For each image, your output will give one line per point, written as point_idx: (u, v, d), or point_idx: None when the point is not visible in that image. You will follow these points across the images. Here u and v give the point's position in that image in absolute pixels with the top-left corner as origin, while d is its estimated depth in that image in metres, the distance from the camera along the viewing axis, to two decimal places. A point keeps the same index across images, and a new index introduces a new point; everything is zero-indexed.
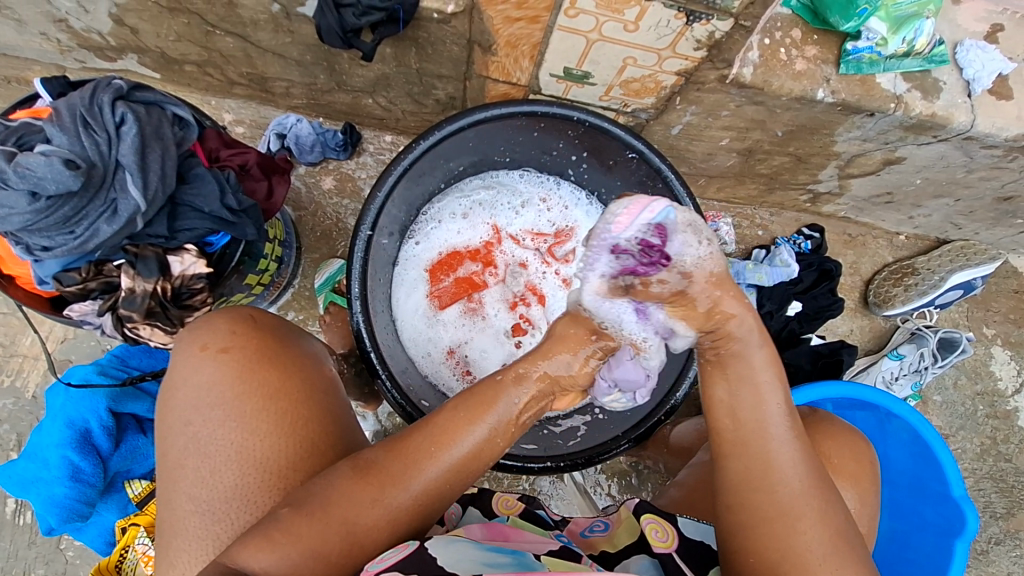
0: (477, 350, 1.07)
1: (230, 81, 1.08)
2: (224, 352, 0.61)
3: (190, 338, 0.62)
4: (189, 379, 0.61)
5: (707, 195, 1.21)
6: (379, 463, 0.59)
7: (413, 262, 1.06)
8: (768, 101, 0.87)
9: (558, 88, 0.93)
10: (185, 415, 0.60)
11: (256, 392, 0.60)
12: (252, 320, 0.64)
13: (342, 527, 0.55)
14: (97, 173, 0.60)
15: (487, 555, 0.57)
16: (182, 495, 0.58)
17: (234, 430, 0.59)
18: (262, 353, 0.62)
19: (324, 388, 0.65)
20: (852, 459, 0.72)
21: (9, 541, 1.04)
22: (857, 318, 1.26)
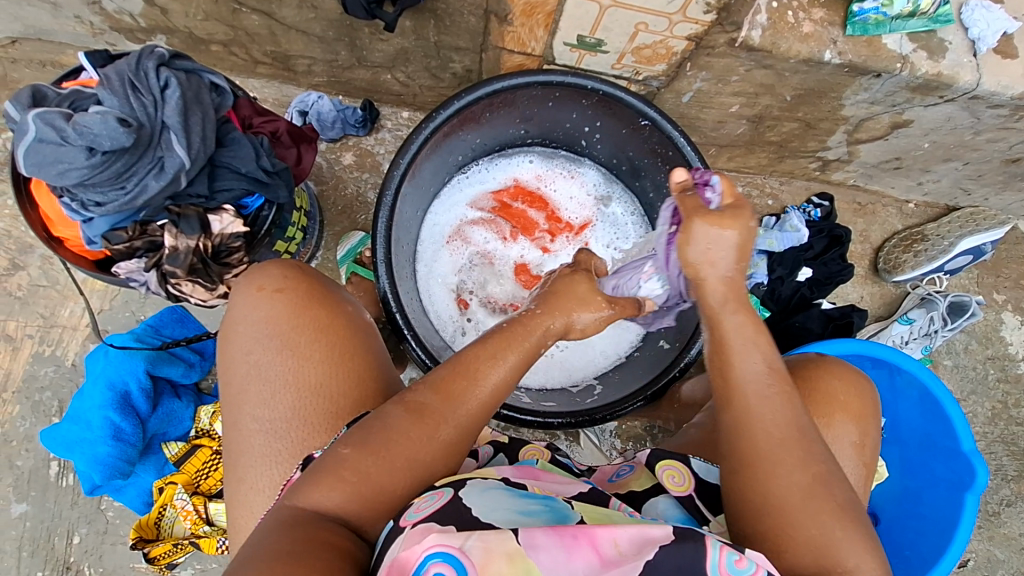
0: (468, 275, 1.14)
1: (254, 61, 1.12)
2: (279, 292, 0.66)
3: (246, 281, 0.67)
4: (248, 316, 0.65)
5: (718, 165, 1.24)
6: (431, 405, 0.60)
7: (501, 176, 1.16)
8: (776, 64, 0.89)
9: (571, 57, 0.96)
10: (247, 345, 0.64)
11: (310, 326, 0.65)
12: (301, 269, 0.69)
13: (406, 464, 0.57)
14: (145, 133, 0.64)
15: (518, 501, 0.57)
16: (246, 416, 0.62)
17: (289, 357, 0.63)
18: (312, 295, 0.67)
19: (365, 326, 0.68)
20: (844, 391, 0.73)
21: (53, 502, 1.09)
22: (867, 285, 1.28)
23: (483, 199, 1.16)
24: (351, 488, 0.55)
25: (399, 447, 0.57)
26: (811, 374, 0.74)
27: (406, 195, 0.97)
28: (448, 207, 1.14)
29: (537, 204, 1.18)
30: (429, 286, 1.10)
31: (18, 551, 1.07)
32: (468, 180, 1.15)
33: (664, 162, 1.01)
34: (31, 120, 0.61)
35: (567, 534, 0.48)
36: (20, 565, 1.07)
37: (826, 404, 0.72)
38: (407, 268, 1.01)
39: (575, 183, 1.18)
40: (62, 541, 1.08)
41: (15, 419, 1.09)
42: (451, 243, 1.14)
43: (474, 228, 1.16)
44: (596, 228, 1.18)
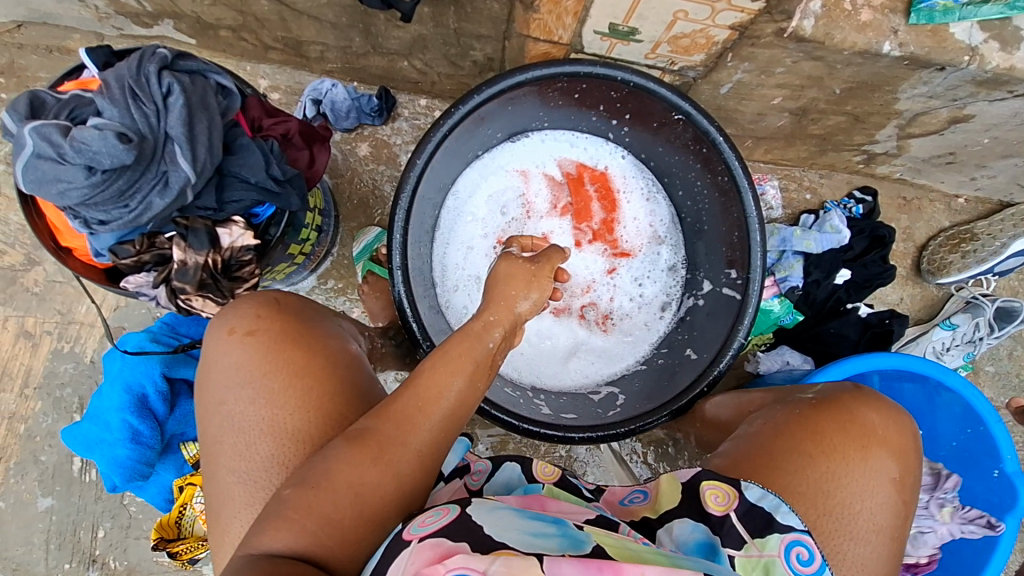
0: (507, 217, 1.08)
1: (264, 46, 1.06)
2: (250, 335, 0.62)
3: (217, 324, 0.64)
4: (220, 362, 0.62)
5: (754, 157, 1.17)
6: (372, 430, 0.59)
7: (596, 159, 1.08)
8: (828, 56, 0.81)
9: (601, 46, 0.88)
10: (219, 395, 0.61)
11: (284, 370, 0.62)
12: (276, 303, 0.67)
13: (350, 491, 0.57)
14: (148, 146, 0.60)
15: (529, 523, 0.56)
16: (222, 469, 0.59)
17: (264, 405, 0.60)
18: (286, 333, 0.64)
19: (346, 363, 0.66)
20: (854, 430, 0.68)
21: (78, 497, 1.10)
22: (908, 286, 1.22)
23: (567, 166, 1.08)
24: (298, 525, 0.54)
25: (341, 473, 0.57)
26: (821, 416, 0.70)
27: (451, 144, 0.91)
28: (514, 155, 1.07)
29: (602, 199, 1.09)
30: (450, 225, 1.05)
31: (46, 544, 1.10)
32: (557, 140, 1.07)
33: (697, 161, 0.95)
34: (29, 134, 0.57)
35: (592, 566, 0.48)
36: (48, 557, 1.10)
37: (841, 434, 0.67)
38: (422, 222, 0.95)
39: (647, 206, 1.09)
40: (87, 534, 1.10)
41: (38, 415, 1.10)
42: (508, 173, 1.08)
43: (538, 178, 1.09)
44: (632, 261, 1.10)
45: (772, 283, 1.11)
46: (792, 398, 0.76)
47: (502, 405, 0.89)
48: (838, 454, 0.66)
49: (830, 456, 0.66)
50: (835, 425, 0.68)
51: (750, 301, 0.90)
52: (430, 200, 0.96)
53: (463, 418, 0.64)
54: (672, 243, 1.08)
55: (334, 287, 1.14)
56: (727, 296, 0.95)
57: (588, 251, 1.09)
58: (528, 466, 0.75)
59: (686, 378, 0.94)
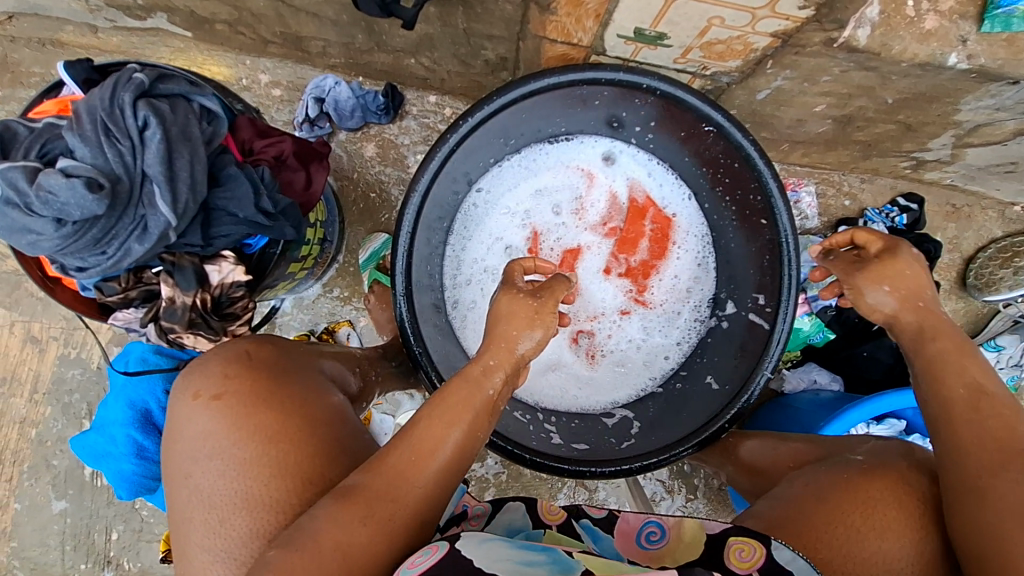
0: (555, 216, 1.01)
1: (263, 40, 0.99)
2: (217, 399, 0.59)
3: (182, 388, 0.61)
4: (187, 431, 0.59)
5: (790, 161, 1.07)
6: (361, 486, 0.56)
7: (667, 200, 0.99)
8: (882, 67, 0.72)
9: (625, 50, 0.80)
10: (186, 468, 0.58)
11: (254, 437, 0.58)
12: (247, 356, 0.63)
13: (337, 552, 0.52)
14: (123, 188, 0.56)
15: (518, 551, 0.53)
16: (195, 546, 0.56)
17: (236, 477, 0.56)
18: (256, 394, 0.60)
19: (328, 420, 0.62)
20: (909, 508, 0.62)
21: (91, 501, 1.13)
22: (950, 301, 1.13)
23: (635, 192, 1.00)
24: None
25: (327, 534, 0.52)
26: (872, 485, 0.64)
27: (489, 133, 0.85)
28: (577, 163, 0.99)
29: (652, 237, 1.01)
30: (479, 217, 0.98)
31: (62, 545, 1.12)
32: (635, 164, 0.98)
33: (727, 174, 0.87)
34: None
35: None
36: (64, 557, 1.12)
37: (892, 510, 0.62)
38: (439, 220, 0.90)
39: (692, 260, 1.00)
40: (101, 536, 1.13)
41: (48, 420, 1.11)
42: (569, 169, 1.00)
43: (599, 190, 1.01)
44: (648, 311, 1.02)
45: (804, 302, 1.04)
46: (835, 460, 0.71)
47: (512, 436, 0.87)
48: (884, 534, 0.60)
49: (880, 534, 0.60)
50: (889, 506, 0.62)
51: (778, 331, 0.83)
52: (451, 191, 0.89)
53: (456, 476, 0.60)
54: (702, 301, 0.99)
55: (340, 295, 1.10)
56: (754, 324, 0.89)
57: (612, 282, 1.02)
58: (533, 507, 0.68)
59: (688, 425, 0.89)
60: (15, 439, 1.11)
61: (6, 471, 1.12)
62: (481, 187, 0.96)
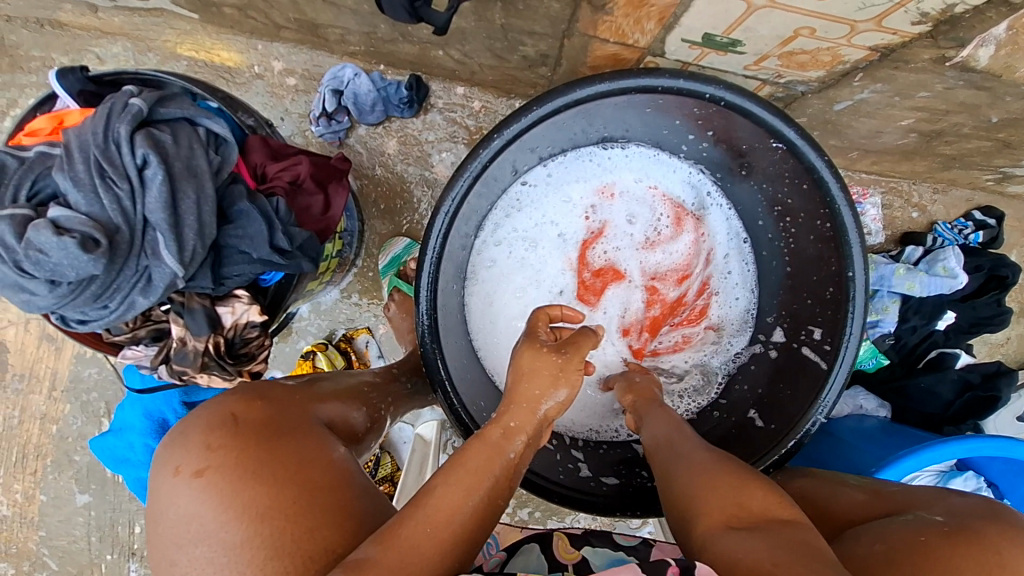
0: (628, 224, 0.91)
1: (276, 25, 0.90)
2: (200, 473, 0.51)
3: (164, 459, 0.53)
4: (168, 512, 0.50)
5: (855, 168, 0.97)
6: (372, 561, 0.46)
7: (721, 293, 0.91)
8: (998, 87, 0.61)
9: (688, 55, 0.69)
10: (172, 556, 0.49)
11: (242, 515, 0.48)
12: (234, 419, 0.54)
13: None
14: (123, 238, 0.49)
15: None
16: None
17: (227, 564, 0.47)
18: (244, 463, 0.51)
19: (329, 484, 0.53)
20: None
21: (113, 495, 1.12)
22: (1019, 324, 1.04)
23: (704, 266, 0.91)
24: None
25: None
26: (955, 552, 0.54)
27: (574, 116, 0.76)
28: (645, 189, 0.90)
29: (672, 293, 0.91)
30: (522, 214, 0.88)
31: (88, 536, 1.13)
32: (707, 201, 0.90)
33: (792, 192, 0.77)
34: None
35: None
36: (92, 547, 1.13)
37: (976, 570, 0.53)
38: (472, 217, 0.80)
39: (734, 319, 0.91)
40: (125, 529, 1.13)
41: (68, 417, 1.09)
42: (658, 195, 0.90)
43: (676, 241, 0.91)
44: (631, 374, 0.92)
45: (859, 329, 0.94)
46: (909, 518, 0.61)
47: (536, 468, 0.80)
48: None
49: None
50: (967, 560, 0.54)
51: (837, 370, 0.74)
52: (493, 183, 0.80)
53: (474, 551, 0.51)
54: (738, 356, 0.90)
55: (359, 301, 1.04)
56: (808, 359, 0.80)
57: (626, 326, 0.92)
58: (548, 545, 0.61)
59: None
60: (36, 434, 1.10)
61: (30, 464, 1.11)
62: (528, 183, 0.86)
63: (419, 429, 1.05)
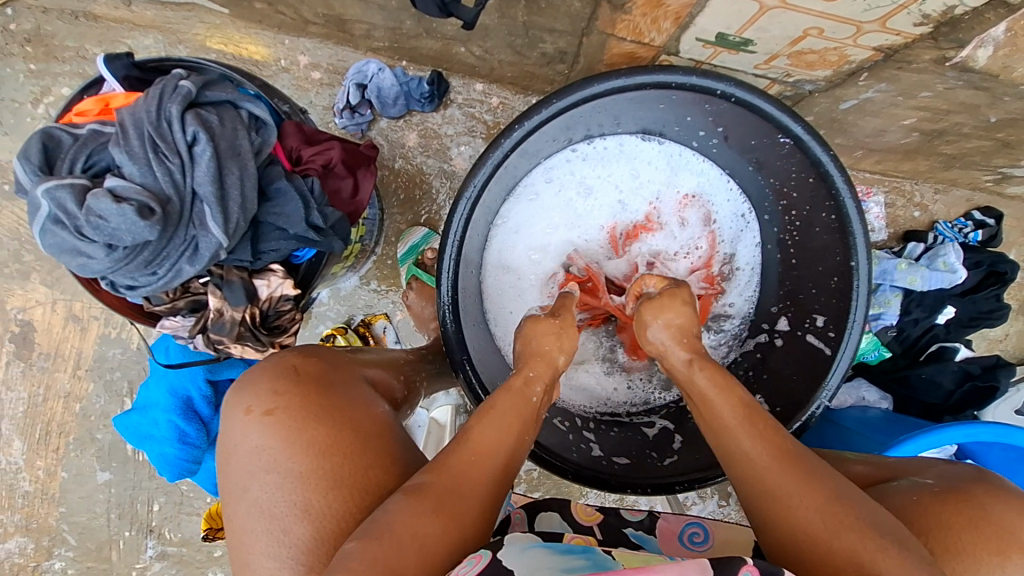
0: (677, 224, 0.93)
1: (304, 20, 0.93)
2: (269, 414, 0.57)
3: (235, 401, 0.59)
4: (240, 446, 0.57)
5: (859, 167, 1.00)
6: (428, 484, 0.53)
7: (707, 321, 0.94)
8: (996, 88, 0.64)
9: (702, 54, 0.73)
10: (243, 483, 0.56)
11: (308, 450, 0.55)
12: (294, 370, 0.61)
13: (417, 543, 0.49)
14: (174, 209, 0.53)
15: (563, 558, 0.50)
16: (261, 557, 0.52)
17: (296, 489, 0.54)
18: (306, 407, 0.58)
19: (376, 430, 0.60)
20: (987, 529, 0.55)
21: (133, 473, 1.16)
22: (1017, 322, 1.07)
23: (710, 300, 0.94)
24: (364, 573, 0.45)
25: (403, 525, 0.49)
26: (940, 507, 0.57)
27: (632, 100, 0.79)
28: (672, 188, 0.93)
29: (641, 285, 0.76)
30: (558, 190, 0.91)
31: (107, 513, 1.16)
32: (724, 204, 0.92)
33: (797, 186, 0.81)
34: (42, 196, 0.51)
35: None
36: (111, 524, 1.16)
37: (967, 529, 0.55)
38: (502, 189, 0.84)
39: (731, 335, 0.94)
40: (143, 507, 1.16)
41: (91, 396, 1.12)
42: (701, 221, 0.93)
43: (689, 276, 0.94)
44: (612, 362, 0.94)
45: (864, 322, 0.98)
46: (902, 482, 0.64)
47: (549, 446, 0.83)
48: (964, 554, 0.55)
49: (956, 554, 0.55)
50: (963, 515, 0.56)
51: (840, 356, 0.78)
52: (531, 154, 0.83)
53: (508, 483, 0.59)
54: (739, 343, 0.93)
55: (376, 287, 1.07)
56: (812, 347, 0.83)
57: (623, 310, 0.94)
58: (567, 512, 0.69)
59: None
60: (59, 412, 1.13)
61: (52, 441, 1.14)
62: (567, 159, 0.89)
63: (434, 413, 1.09)
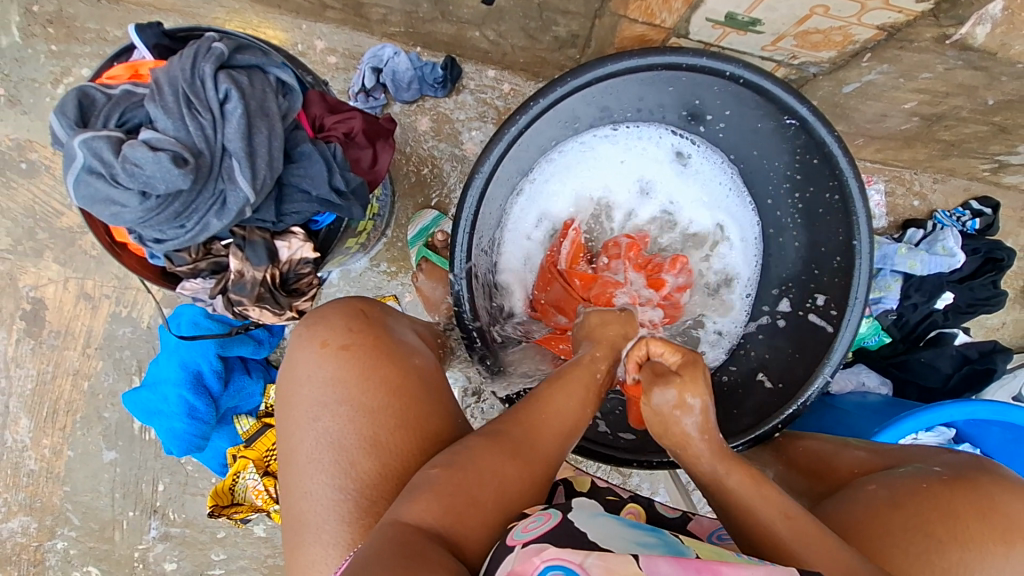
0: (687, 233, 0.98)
1: (322, 4, 0.95)
2: (345, 349, 0.60)
3: (309, 335, 0.62)
4: (313, 376, 0.60)
5: (860, 156, 1.03)
6: (506, 430, 0.57)
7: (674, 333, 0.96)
8: (993, 68, 0.67)
9: (711, 34, 0.75)
10: (313, 411, 0.58)
11: (381, 388, 0.58)
12: (363, 314, 0.64)
13: (495, 481, 0.52)
14: (205, 163, 0.55)
15: (630, 531, 0.52)
16: (325, 484, 0.55)
17: (365, 424, 0.57)
18: (380, 350, 0.61)
19: (437, 381, 0.63)
20: (995, 520, 0.57)
21: (139, 452, 1.16)
22: (1014, 310, 1.09)
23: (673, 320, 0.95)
24: (447, 501, 0.49)
25: (484, 462, 0.53)
26: (955, 496, 0.60)
27: (650, 79, 0.81)
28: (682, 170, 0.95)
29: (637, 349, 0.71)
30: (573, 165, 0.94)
31: (112, 492, 1.16)
32: (725, 192, 0.94)
33: (801, 168, 0.83)
34: (77, 146, 0.52)
35: (691, 568, 0.43)
36: (114, 504, 1.16)
37: (978, 521, 0.57)
38: (519, 164, 0.86)
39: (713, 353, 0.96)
40: (148, 487, 1.16)
41: (100, 374, 1.13)
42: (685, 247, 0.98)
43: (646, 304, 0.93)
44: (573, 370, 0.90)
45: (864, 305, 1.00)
46: (910, 469, 0.66)
47: None
48: (972, 543, 0.56)
49: (964, 544, 0.56)
50: (969, 504, 0.59)
51: (843, 334, 0.79)
52: (553, 129, 0.85)
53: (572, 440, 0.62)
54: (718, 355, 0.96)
55: (387, 269, 1.09)
56: (815, 326, 0.85)
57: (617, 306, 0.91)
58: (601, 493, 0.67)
59: (738, 425, 0.87)
60: (67, 389, 1.14)
61: (59, 420, 1.15)
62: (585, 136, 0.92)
63: None
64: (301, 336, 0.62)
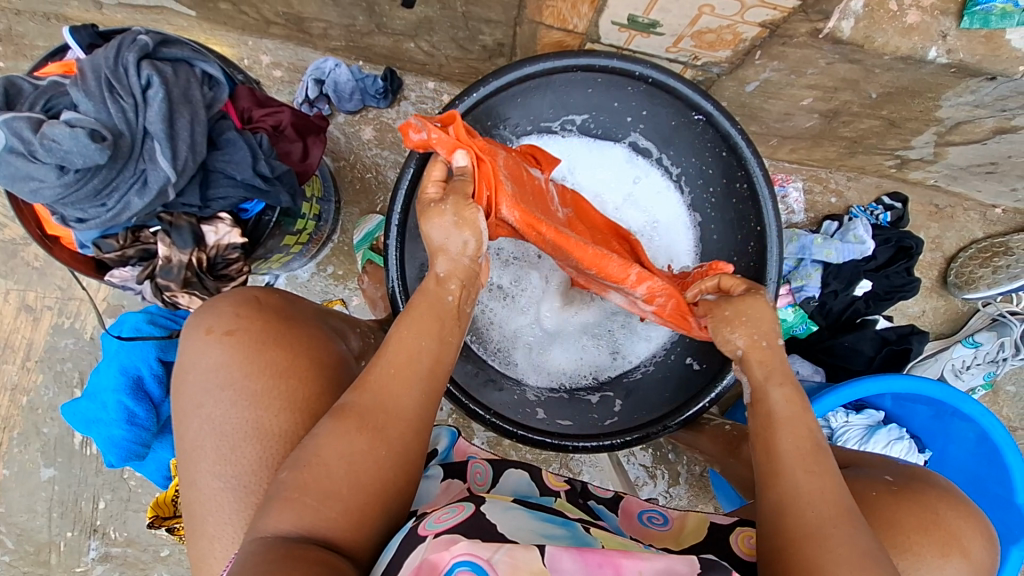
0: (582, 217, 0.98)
1: (266, 21, 1.00)
2: (229, 335, 0.60)
3: (195, 322, 0.62)
4: (198, 363, 0.60)
5: (778, 156, 1.10)
6: (351, 404, 0.56)
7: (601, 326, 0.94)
8: (866, 60, 0.75)
9: (619, 38, 0.82)
10: (197, 398, 0.59)
11: (265, 371, 0.59)
12: (257, 302, 0.64)
13: (347, 467, 0.53)
14: (126, 143, 0.60)
15: (540, 524, 0.57)
16: (205, 474, 0.57)
17: (247, 408, 0.58)
18: (268, 334, 0.61)
19: (332, 364, 0.64)
20: (937, 534, 0.59)
21: (79, 469, 1.13)
22: (931, 299, 1.16)
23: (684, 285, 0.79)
24: (298, 503, 0.51)
25: (328, 448, 0.53)
26: (901, 508, 0.61)
27: (571, 83, 0.85)
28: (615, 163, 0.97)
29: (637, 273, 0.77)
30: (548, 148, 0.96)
31: (49, 512, 1.12)
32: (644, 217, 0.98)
33: (712, 162, 0.87)
34: None
35: (593, 562, 0.46)
36: (52, 524, 1.12)
37: (920, 532, 0.59)
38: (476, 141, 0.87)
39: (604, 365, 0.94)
40: (88, 505, 1.13)
41: (40, 388, 1.12)
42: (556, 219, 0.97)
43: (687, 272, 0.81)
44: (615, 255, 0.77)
45: (788, 292, 1.05)
46: (860, 473, 0.68)
47: (499, 412, 0.85)
48: (910, 552, 0.58)
49: (903, 552, 0.58)
50: (913, 517, 0.60)
51: None
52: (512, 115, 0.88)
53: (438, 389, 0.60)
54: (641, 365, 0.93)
55: (334, 273, 1.11)
56: None
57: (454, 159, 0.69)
58: (538, 476, 0.74)
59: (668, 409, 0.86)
60: (5, 405, 1.12)
61: None
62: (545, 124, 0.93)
63: None
64: (189, 327, 0.61)
